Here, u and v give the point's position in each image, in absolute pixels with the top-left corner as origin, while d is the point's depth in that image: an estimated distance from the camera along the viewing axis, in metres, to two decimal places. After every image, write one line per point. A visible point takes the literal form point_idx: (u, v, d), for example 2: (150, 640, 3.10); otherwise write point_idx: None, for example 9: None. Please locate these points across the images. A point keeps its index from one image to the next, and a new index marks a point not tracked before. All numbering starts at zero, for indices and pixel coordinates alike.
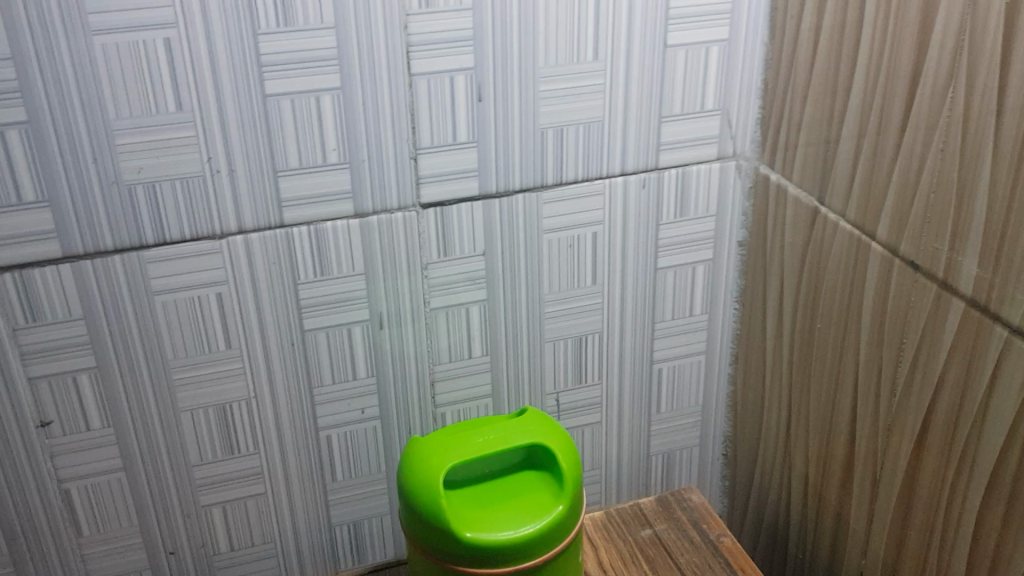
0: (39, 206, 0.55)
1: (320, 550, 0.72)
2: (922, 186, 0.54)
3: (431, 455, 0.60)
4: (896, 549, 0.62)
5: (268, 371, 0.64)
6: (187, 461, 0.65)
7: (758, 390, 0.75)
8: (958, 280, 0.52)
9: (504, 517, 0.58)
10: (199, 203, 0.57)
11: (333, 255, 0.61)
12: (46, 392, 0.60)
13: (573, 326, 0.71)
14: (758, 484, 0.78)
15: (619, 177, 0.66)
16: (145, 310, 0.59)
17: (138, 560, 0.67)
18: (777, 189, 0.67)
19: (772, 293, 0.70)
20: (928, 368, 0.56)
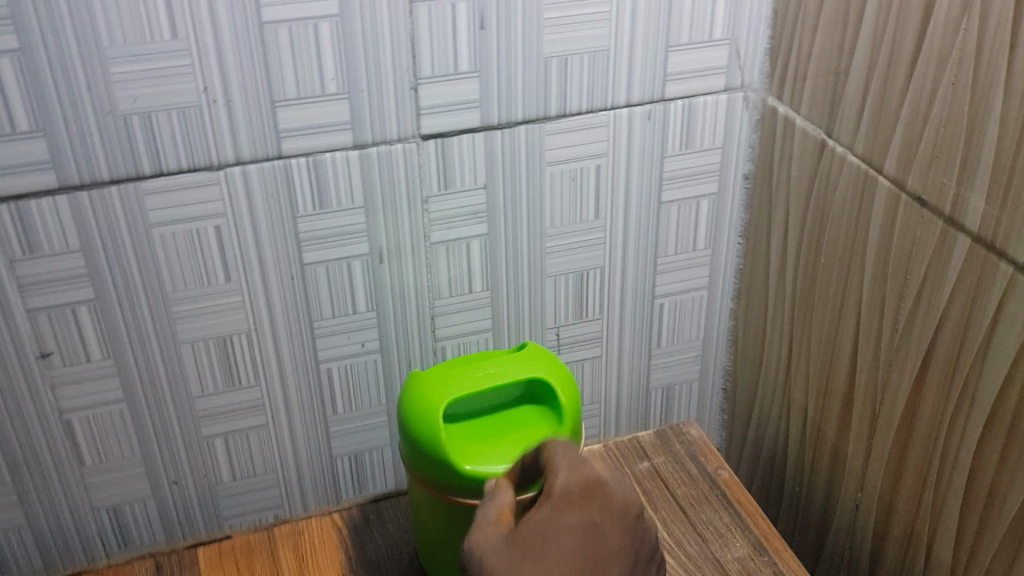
0: (34, 135, 0.54)
1: (322, 480, 0.73)
2: (932, 121, 0.53)
3: (431, 388, 0.60)
4: (892, 483, 0.62)
5: (268, 303, 0.64)
6: (188, 393, 0.65)
7: (760, 325, 0.75)
8: (965, 217, 0.52)
9: (490, 451, 0.58)
10: (196, 133, 0.56)
11: (332, 187, 0.61)
12: (45, 323, 0.59)
13: (575, 260, 0.70)
14: (757, 418, 0.78)
15: (624, 108, 0.65)
16: (143, 242, 0.59)
17: (141, 489, 0.68)
18: (785, 122, 0.66)
19: (776, 228, 0.70)
20: (931, 306, 0.55)
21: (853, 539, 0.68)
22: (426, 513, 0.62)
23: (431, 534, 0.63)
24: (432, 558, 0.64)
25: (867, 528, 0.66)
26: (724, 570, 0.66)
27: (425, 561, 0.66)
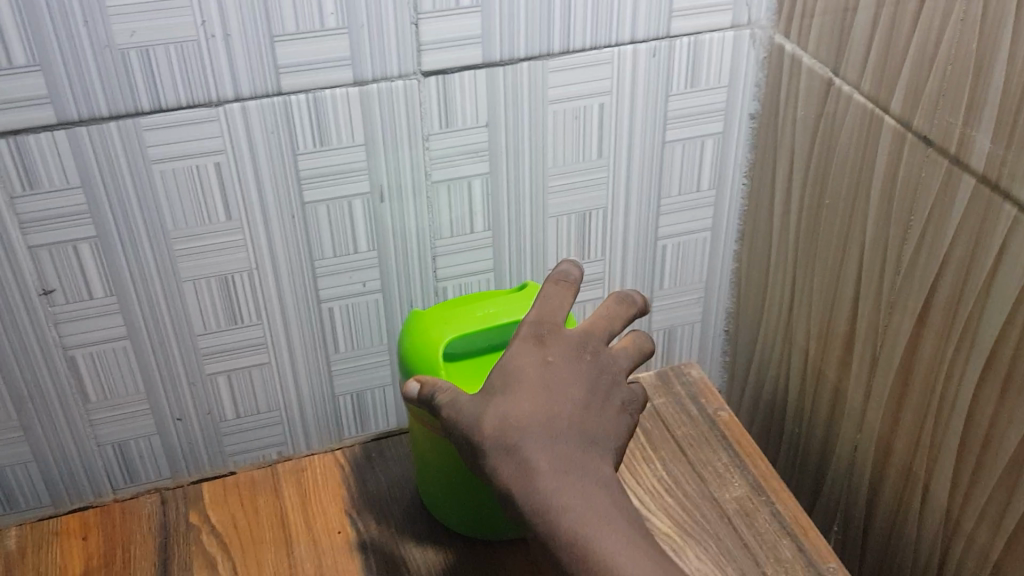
0: (31, 70, 0.53)
1: (325, 418, 0.73)
2: (940, 57, 0.52)
3: (430, 328, 0.61)
4: (891, 424, 0.63)
5: (269, 242, 0.64)
6: (191, 331, 0.66)
7: (763, 267, 0.75)
8: (970, 156, 0.51)
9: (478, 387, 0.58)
10: (195, 68, 0.56)
11: (332, 124, 0.60)
12: (46, 260, 0.60)
13: (578, 201, 0.70)
14: (758, 359, 0.78)
15: (628, 46, 0.64)
16: (142, 179, 0.58)
17: (146, 426, 0.68)
18: (792, 61, 0.65)
19: (782, 168, 0.69)
20: (934, 247, 0.55)
21: (851, 479, 0.68)
22: (426, 453, 0.63)
23: (431, 471, 0.64)
24: (434, 498, 0.65)
25: (865, 468, 0.66)
26: (723, 508, 0.66)
27: (429, 503, 0.67)
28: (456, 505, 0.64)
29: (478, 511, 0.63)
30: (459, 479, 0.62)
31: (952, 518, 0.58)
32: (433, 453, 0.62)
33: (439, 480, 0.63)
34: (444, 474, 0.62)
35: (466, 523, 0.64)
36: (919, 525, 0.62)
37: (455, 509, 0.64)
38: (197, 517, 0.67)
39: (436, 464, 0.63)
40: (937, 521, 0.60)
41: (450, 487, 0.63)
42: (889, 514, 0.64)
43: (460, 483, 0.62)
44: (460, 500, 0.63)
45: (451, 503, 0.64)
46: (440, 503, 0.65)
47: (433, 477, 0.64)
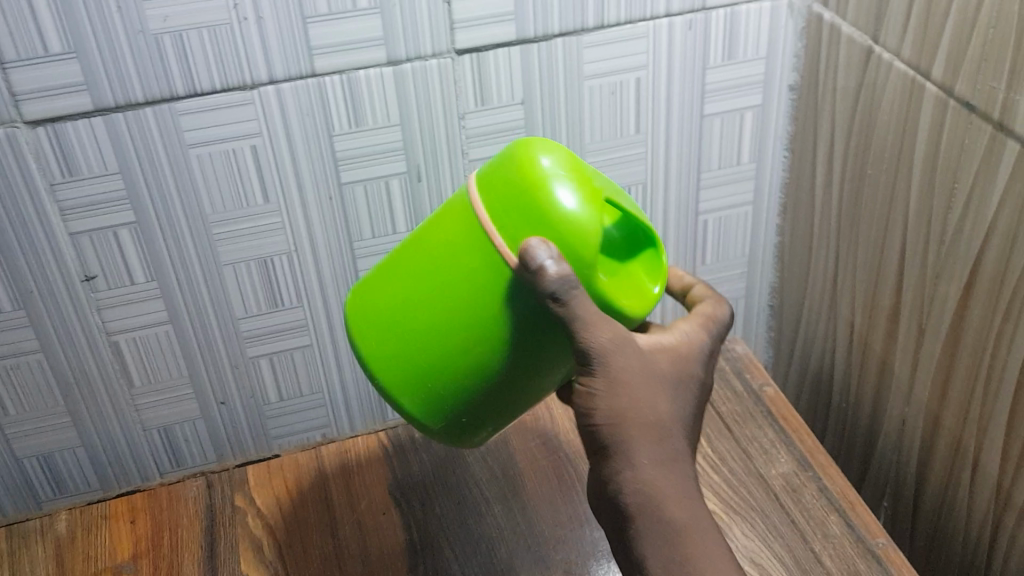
0: (67, 58, 0.53)
1: (368, 399, 0.73)
2: (981, 20, 0.50)
3: (547, 179, 0.45)
4: (939, 397, 0.61)
5: (308, 224, 0.64)
6: (231, 314, 0.66)
7: (807, 240, 0.73)
8: (1015, 120, 0.49)
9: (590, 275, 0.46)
10: (228, 51, 0.56)
11: (367, 104, 0.60)
12: (88, 247, 0.60)
13: (616, 176, 0.69)
14: (804, 335, 0.77)
15: (664, 18, 0.63)
16: (180, 165, 0.59)
17: (190, 409, 0.69)
18: (830, 29, 0.64)
19: (823, 139, 0.68)
20: (979, 214, 0.54)
21: (900, 453, 0.67)
22: (416, 300, 0.49)
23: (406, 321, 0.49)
24: (389, 368, 0.50)
25: (915, 442, 0.65)
26: (770, 485, 0.65)
27: (376, 368, 0.51)
28: (426, 380, 0.50)
29: (482, 416, 0.51)
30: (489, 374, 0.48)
31: (1003, 492, 0.57)
32: (434, 298, 0.48)
33: (414, 338, 0.49)
34: (449, 337, 0.48)
35: (427, 406, 0.50)
36: (971, 498, 0.60)
37: (422, 390, 0.50)
38: (243, 500, 0.68)
39: (424, 313, 0.49)
40: (988, 495, 0.58)
41: (441, 364, 0.49)
42: (940, 488, 0.63)
43: (483, 375, 0.49)
44: (461, 384, 0.49)
45: (418, 380, 0.50)
46: (396, 373, 0.50)
47: (403, 330, 0.49)
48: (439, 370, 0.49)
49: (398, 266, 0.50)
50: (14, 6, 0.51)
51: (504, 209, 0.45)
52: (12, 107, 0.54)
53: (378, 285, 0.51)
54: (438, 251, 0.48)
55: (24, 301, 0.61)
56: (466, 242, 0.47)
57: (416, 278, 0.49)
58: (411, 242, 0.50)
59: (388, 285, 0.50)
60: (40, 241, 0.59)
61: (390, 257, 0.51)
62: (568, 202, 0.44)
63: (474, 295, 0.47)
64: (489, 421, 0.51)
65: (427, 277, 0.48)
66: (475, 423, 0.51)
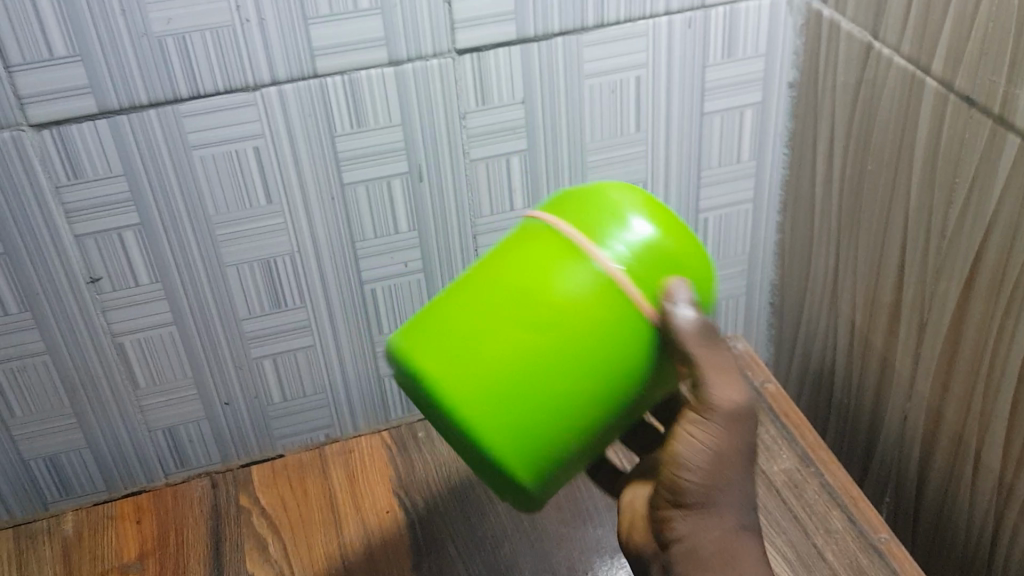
0: (72, 60, 0.54)
1: (371, 399, 0.74)
2: (981, 15, 0.50)
3: (631, 205, 0.47)
4: (941, 391, 0.61)
5: (310, 224, 0.64)
6: (235, 315, 0.66)
7: (807, 237, 0.74)
8: (1015, 115, 0.50)
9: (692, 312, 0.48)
10: (231, 53, 0.56)
11: (369, 104, 0.60)
12: (92, 248, 0.60)
13: (616, 175, 0.69)
14: (804, 332, 0.77)
15: (663, 17, 0.63)
16: (184, 166, 0.59)
17: (195, 410, 0.69)
18: (830, 26, 0.64)
19: (823, 136, 0.68)
20: (980, 208, 0.54)
21: (902, 448, 0.67)
22: (522, 344, 0.45)
23: (513, 367, 0.45)
24: (493, 428, 0.45)
25: (916, 438, 0.65)
26: (772, 481, 0.66)
27: (476, 437, 0.45)
28: (539, 432, 0.45)
29: (579, 463, 0.48)
30: (596, 413, 0.46)
31: (1005, 486, 0.57)
32: (547, 339, 0.45)
33: (526, 386, 0.45)
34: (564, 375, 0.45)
35: (535, 463, 0.46)
36: (973, 493, 0.60)
37: (535, 442, 0.45)
38: (247, 500, 0.68)
39: (537, 358, 0.45)
40: (990, 489, 0.59)
41: (557, 409, 0.45)
42: (942, 483, 0.63)
43: (591, 415, 0.46)
44: (571, 428, 0.46)
45: (529, 431, 0.45)
46: (503, 432, 0.45)
47: (509, 381, 0.45)
48: (554, 415, 0.45)
49: (477, 314, 0.46)
50: (19, 9, 0.52)
51: (603, 233, 0.46)
52: (17, 109, 0.54)
53: (448, 340, 0.46)
54: (544, 287, 0.45)
55: (30, 303, 0.61)
56: (579, 273, 0.45)
57: (512, 324, 0.45)
58: (475, 291, 0.47)
59: (472, 337, 0.46)
60: (46, 243, 0.59)
61: (458, 310, 0.47)
62: (653, 221, 0.46)
63: (593, 326, 0.45)
64: (577, 469, 0.48)
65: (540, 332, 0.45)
66: (569, 472, 0.48)
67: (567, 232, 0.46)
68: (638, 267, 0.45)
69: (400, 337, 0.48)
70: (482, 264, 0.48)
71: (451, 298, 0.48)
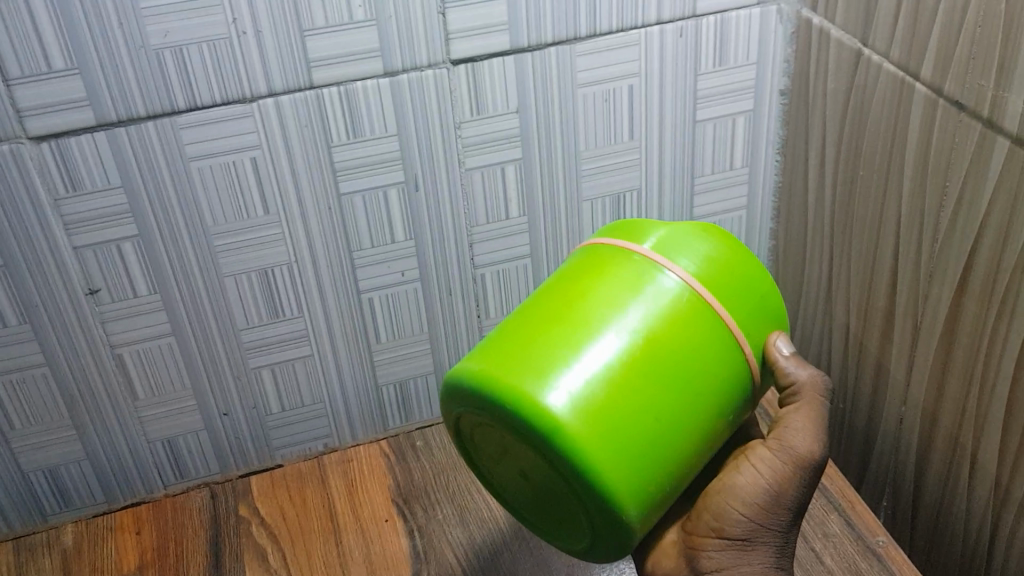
0: (70, 73, 0.54)
1: (369, 409, 0.74)
2: (969, 20, 0.51)
3: (695, 231, 0.51)
4: (935, 395, 0.62)
5: (307, 235, 0.64)
6: (233, 325, 0.67)
7: (801, 243, 0.74)
8: (1004, 118, 0.50)
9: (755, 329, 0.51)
10: (227, 65, 0.56)
11: (365, 115, 0.61)
12: (91, 260, 0.61)
13: (610, 183, 0.70)
14: (799, 339, 0.78)
15: (655, 26, 0.64)
16: (182, 179, 0.60)
17: (194, 421, 0.70)
18: (820, 34, 0.65)
19: (815, 143, 0.69)
20: (971, 212, 0.54)
21: (898, 452, 0.67)
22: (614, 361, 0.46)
23: (612, 383, 0.46)
24: (600, 446, 0.45)
25: (912, 442, 0.65)
26: None
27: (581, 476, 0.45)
28: (642, 452, 0.46)
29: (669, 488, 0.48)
30: (684, 434, 0.48)
31: (1001, 489, 0.57)
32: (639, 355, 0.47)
33: (626, 403, 0.46)
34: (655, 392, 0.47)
35: (636, 485, 0.46)
36: (969, 496, 0.61)
37: (637, 464, 0.46)
38: (247, 509, 0.69)
39: (633, 374, 0.46)
40: (986, 492, 0.59)
41: (653, 428, 0.46)
42: (938, 487, 0.64)
43: (681, 436, 0.48)
44: (665, 448, 0.47)
45: (632, 450, 0.46)
46: (609, 452, 0.45)
47: (611, 398, 0.46)
48: (651, 434, 0.46)
49: (564, 335, 0.47)
50: (18, 23, 0.52)
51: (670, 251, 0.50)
52: (16, 122, 0.55)
53: (540, 359, 0.47)
54: (630, 305, 0.48)
55: (29, 315, 0.62)
56: (660, 292, 0.48)
57: (602, 343, 0.47)
58: (555, 316, 0.48)
59: (566, 357, 0.46)
60: (44, 255, 0.60)
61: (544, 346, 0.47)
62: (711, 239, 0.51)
63: (677, 342, 0.48)
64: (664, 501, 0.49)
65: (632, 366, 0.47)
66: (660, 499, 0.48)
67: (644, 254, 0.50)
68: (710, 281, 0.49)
69: (478, 367, 0.48)
70: (552, 294, 0.50)
71: (526, 325, 0.49)
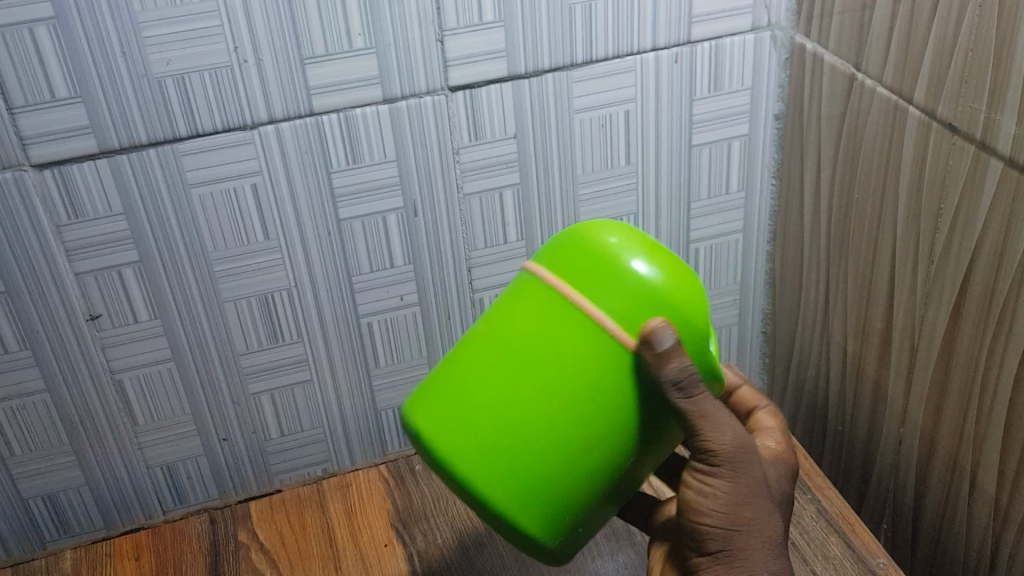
0: (73, 101, 0.55)
1: (368, 433, 0.74)
2: (961, 45, 0.52)
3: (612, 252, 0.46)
4: (933, 417, 0.62)
5: (307, 260, 0.65)
6: (233, 350, 0.67)
7: (797, 267, 0.75)
8: (997, 140, 0.51)
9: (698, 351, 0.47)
10: (229, 93, 0.57)
11: (365, 141, 0.61)
12: (92, 286, 0.61)
13: (607, 208, 0.70)
14: (797, 361, 0.78)
15: (650, 52, 0.65)
16: (183, 205, 0.60)
17: (193, 446, 0.70)
18: (813, 59, 0.66)
19: (810, 167, 0.69)
20: (966, 234, 0.55)
21: (897, 474, 0.67)
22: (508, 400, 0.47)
23: (503, 422, 0.47)
24: (488, 483, 0.47)
25: (911, 464, 0.65)
26: None
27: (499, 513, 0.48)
28: (537, 485, 0.47)
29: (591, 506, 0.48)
30: (590, 463, 0.47)
31: (1000, 510, 0.57)
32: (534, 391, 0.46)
33: (527, 448, 0.46)
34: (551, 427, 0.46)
35: (536, 513, 0.47)
36: (969, 518, 0.60)
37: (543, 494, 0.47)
38: (247, 535, 0.69)
39: (533, 419, 0.46)
40: (986, 514, 0.59)
41: (564, 465, 0.47)
42: (938, 509, 0.63)
43: (585, 464, 0.47)
44: (564, 478, 0.47)
45: (542, 489, 0.47)
46: (497, 487, 0.47)
47: (513, 443, 0.46)
48: (547, 467, 0.47)
49: (472, 371, 0.48)
50: (23, 53, 0.53)
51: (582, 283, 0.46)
52: (19, 150, 0.55)
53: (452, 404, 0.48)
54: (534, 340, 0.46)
55: (30, 341, 0.62)
56: (562, 327, 0.46)
57: (502, 380, 0.47)
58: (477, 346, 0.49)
59: (467, 394, 0.48)
60: (46, 281, 0.60)
61: (456, 390, 0.48)
62: (652, 265, 0.46)
63: (574, 379, 0.46)
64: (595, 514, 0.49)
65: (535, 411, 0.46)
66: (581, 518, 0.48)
67: (560, 284, 0.46)
68: (630, 317, 0.45)
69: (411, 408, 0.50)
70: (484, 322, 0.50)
71: (459, 349, 0.50)
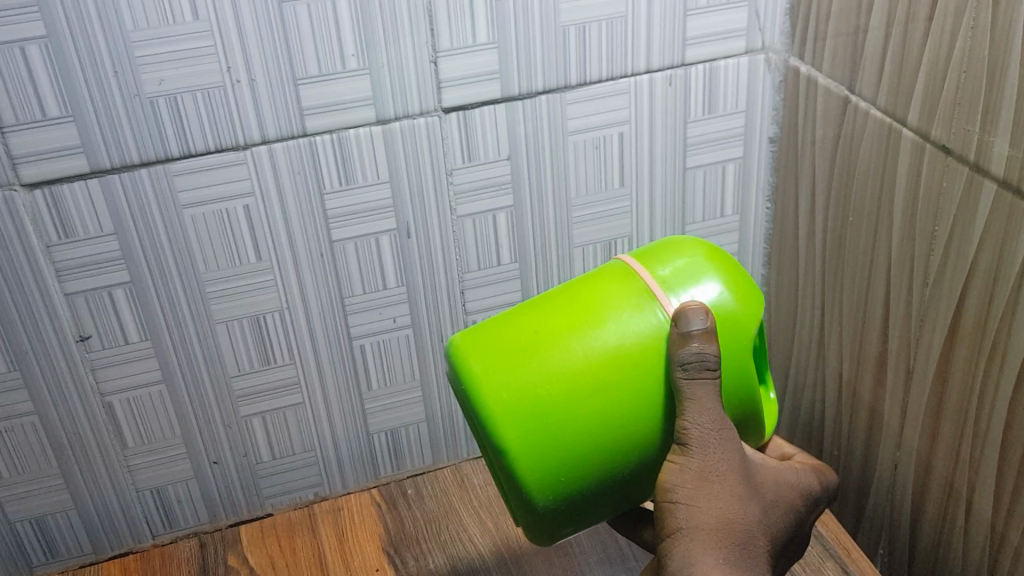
0: (64, 121, 0.55)
1: (360, 457, 0.73)
2: (954, 65, 0.52)
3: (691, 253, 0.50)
4: (929, 441, 0.61)
5: (300, 281, 0.64)
6: (225, 372, 0.66)
7: (792, 290, 0.74)
8: (990, 161, 0.51)
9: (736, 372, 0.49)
10: (222, 114, 0.57)
11: (357, 162, 0.61)
12: (83, 306, 0.61)
13: (602, 230, 0.70)
14: (793, 385, 0.77)
15: (644, 75, 0.65)
16: (174, 225, 0.60)
17: (183, 470, 0.69)
18: (807, 82, 0.66)
19: (805, 190, 0.69)
20: (960, 257, 0.55)
21: (893, 500, 0.66)
22: (570, 385, 0.47)
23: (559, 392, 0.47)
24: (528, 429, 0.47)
25: (906, 490, 0.65)
26: None
27: (542, 440, 0.47)
28: (575, 417, 0.47)
29: (576, 514, 0.49)
30: (618, 465, 0.49)
31: (997, 534, 0.56)
32: (602, 381, 0.47)
33: (577, 371, 0.47)
34: (601, 427, 0.47)
35: (566, 466, 0.47)
36: (965, 544, 0.60)
37: (579, 428, 0.47)
38: (236, 560, 0.68)
39: (591, 348, 0.48)
40: (983, 538, 0.58)
41: (606, 405, 0.47)
42: (935, 535, 0.62)
43: (611, 473, 0.49)
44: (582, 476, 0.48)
45: (578, 421, 0.47)
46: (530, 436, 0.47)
47: (572, 364, 0.47)
48: (586, 472, 0.48)
49: (540, 328, 0.49)
50: (14, 71, 0.53)
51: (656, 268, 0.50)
52: (10, 169, 0.55)
53: (516, 332, 0.50)
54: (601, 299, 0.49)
55: (18, 362, 0.61)
56: (630, 316, 0.48)
57: (574, 324, 0.49)
58: (549, 311, 0.50)
59: (532, 366, 0.48)
60: (35, 302, 0.60)
61: (527, 320, 0.50)
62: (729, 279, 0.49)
63: (630, 398, 0.48)
64: (596, 514, 0.51)
65: (593, 342, 0.48)
66: (568, 524, 0.50)
67: (648, 280, 0.49)
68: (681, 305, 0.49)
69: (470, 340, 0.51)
70: (558, 291, 0.52)
71: (529, 308, 0.51)
